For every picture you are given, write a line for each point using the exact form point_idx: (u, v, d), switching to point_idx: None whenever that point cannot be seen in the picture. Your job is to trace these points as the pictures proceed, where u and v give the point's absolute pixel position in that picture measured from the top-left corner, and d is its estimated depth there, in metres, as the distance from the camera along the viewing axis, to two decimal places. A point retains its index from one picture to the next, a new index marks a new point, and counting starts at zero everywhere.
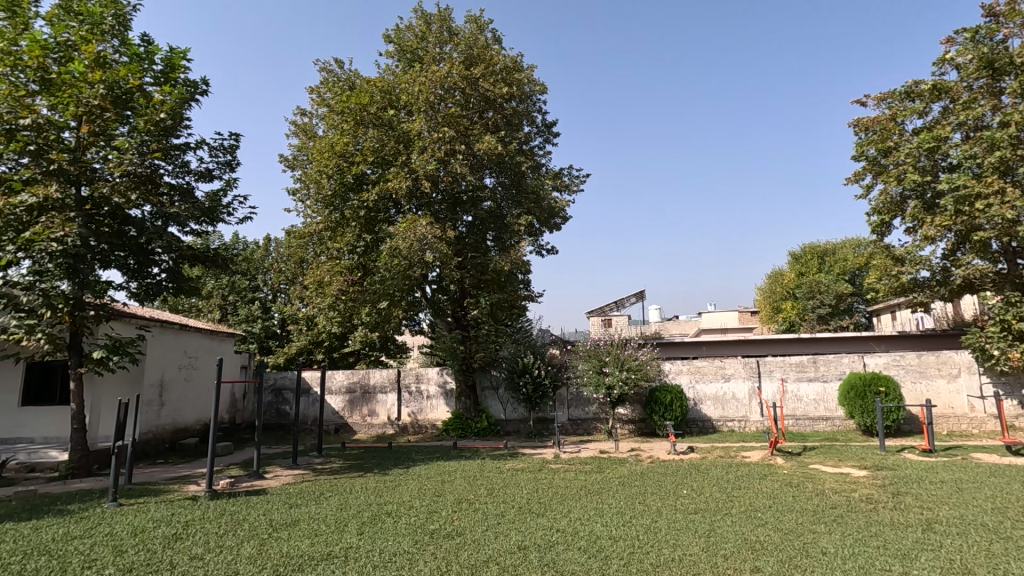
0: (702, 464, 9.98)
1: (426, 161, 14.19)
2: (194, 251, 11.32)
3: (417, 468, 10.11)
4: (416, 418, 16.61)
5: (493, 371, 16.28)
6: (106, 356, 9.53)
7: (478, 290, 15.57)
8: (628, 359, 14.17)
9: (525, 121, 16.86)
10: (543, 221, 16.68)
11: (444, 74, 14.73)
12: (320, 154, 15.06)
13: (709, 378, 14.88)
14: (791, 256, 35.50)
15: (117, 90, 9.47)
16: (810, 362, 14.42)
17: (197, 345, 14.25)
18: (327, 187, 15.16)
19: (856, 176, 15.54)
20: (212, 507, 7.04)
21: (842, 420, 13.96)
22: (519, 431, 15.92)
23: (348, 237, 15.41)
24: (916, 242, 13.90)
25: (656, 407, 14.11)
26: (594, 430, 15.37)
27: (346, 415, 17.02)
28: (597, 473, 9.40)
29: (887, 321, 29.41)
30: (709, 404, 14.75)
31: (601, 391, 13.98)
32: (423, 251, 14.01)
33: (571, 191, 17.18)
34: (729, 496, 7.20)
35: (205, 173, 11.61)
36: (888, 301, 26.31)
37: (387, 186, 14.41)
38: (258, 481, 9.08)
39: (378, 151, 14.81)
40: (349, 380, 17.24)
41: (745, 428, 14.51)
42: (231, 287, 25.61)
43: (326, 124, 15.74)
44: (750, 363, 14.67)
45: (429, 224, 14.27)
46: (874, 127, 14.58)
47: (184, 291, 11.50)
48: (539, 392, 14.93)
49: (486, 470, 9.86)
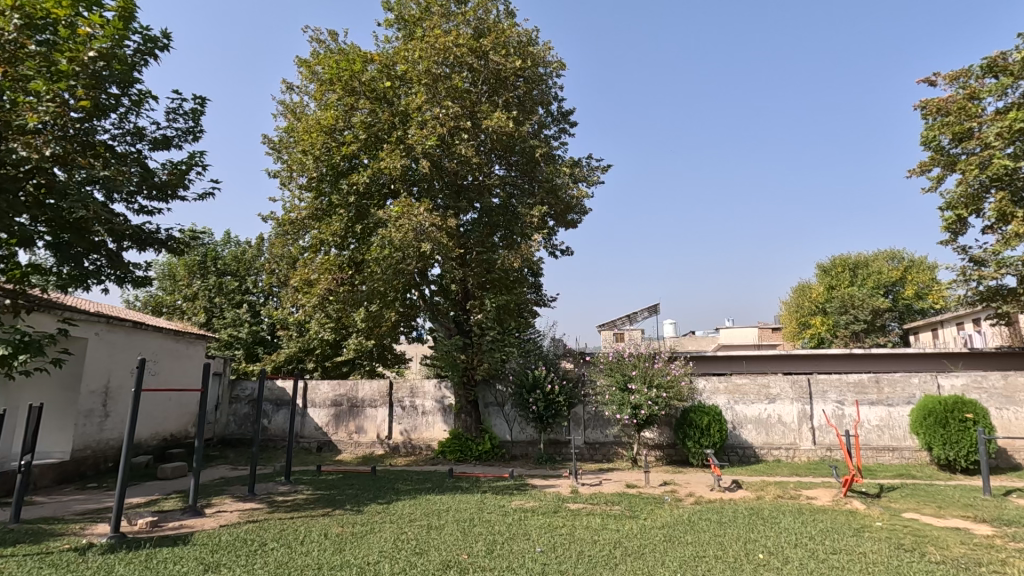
0: (764, 508, 7.79)
1: (425, 137, 12.19)
2: (144, 231, 9.46)
3: (399, 505, 7.99)
4: (409, 438, 14.52)
5: (498, 385, 14.18)
6: (8, 354, 7.45)
7: (483, 291, 13.58)
8: (657, 374, 12.09)
9: (541, 104, 14.97)
10: (558, 216, 14.71)
11: (449, 44, 12.87)
12: (307, 133, 13.18)
13: (750, 399, 12.68)
14: (819, 268, 33.01)
15: (34, 20, 7.71)
16: (871, 382, 12.23)
17: (156, 347, 12.36)
18: (314, 170, 13.23)
19: (920, 168, 13.51)
20: (96, 567, 4.98)
21: (913, 452, 11.72)
22: (527, 455, 13.78)
23: (335, 226, 13.41)
24: (1004, 241, 11.72)
25: (689, 432, 11.88)
26: (615, 457, 13.22)
27: (330, 432, 14.98)
28: (632, 518, 7.25)
29: (950, 335, 26.03)
30: (750, 429, 12.56)
31: (626, 413, 11.91)
32: (420, 242, 11.96)
33: (591, 182, 15.18)
34: (830, 569, 5.03)
35: (164, 140, 9.83)
36: (951, 314, 23.37)
37: (380, 167, 12.42)
38: (190, 521, 7.01)
39: (373, 131, 12.96)
40: (334, 392, 15.20)
41: (795, 458, 12.27)
42: (219, 288, 24.08)
43: (313, 99, 13.88)
44: (801, 382, 12.50)
45: (429, 211, 12.29)
46: (947, 109, 12.57)
47: (128, 277, 9.49)
48: (551, 411, 12.86)
49: (486, 510, 7.70)
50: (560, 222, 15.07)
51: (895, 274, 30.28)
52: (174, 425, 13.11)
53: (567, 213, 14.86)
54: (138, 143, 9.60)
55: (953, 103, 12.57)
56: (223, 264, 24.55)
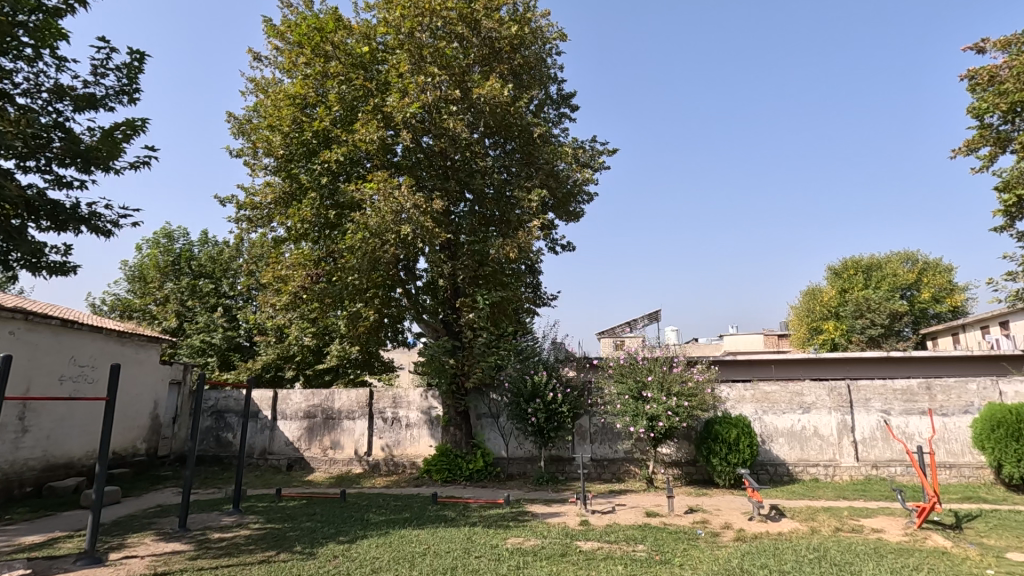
0: (831, 549, 6.11)
1: (406, 105, 10.55)
2: (62, 206, 7.83)
3: (365, 546, 6.28)
4: (392, 454, 12.79)
5: (492, 394, 12.49)
6: None
7: (475, 287, 11.94)
8: (676, 380, 10.44)
9: (540, 80, 13.44)
10: (560, 204, 13.15)
11: (436, 5, 11.32)
12: (274, 106, 11.60)
13: (781, 408, 11.03)
14: (830, 271, 31.42)
15: None
16: (922, 389, 10.66)
17: (94, 350, 10.75)
18: (280, 148, 11.57)
19: (966, 147, 12.00)
20: None
21: (975, 470, 10.09)
22: (525, 474, 12.08)
23: (302, 209, 11.63)
24: None
25: (715, 447, 10.18)
26: (625, 476, 11.54)
27: (302, 447, 13.24)
28: (664, 565, 5.54)
29: (976, 338, 24.42)
30: (782, 443, 10.91)
31: (640, 425, 10.27)
32: (400, 227, 10.32)
33: (595, 166, 13.59)
34: None
35: (90, 99, 8.22)
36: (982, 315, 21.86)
37: (355, 142, 10.82)
38: (80, 574, 5.27)
39: (348, 102, 11.31)
40: (307, 402, 13.47)
41: (835, 476, 10.62)
42: (193, 291, 22.40)
43: (282, 70, 12.32)
44: (840, 390, 10.86)
45: (411, 190, 10.64)
46: (1003, 76, 11.07)
47: (42, 262, 7.83)
48: (553, 423, 11.23)
49: (474, 553, 5.98)
50: (561, 211, 13.46)
51: (911, 277, 28.88)
52: (118, 441, 11.42)
53: (569, 202, 13.30)
54: (59, 103, 8.05)
55: (1006, 70, 11.09)
56: (198, 266, 22.91)
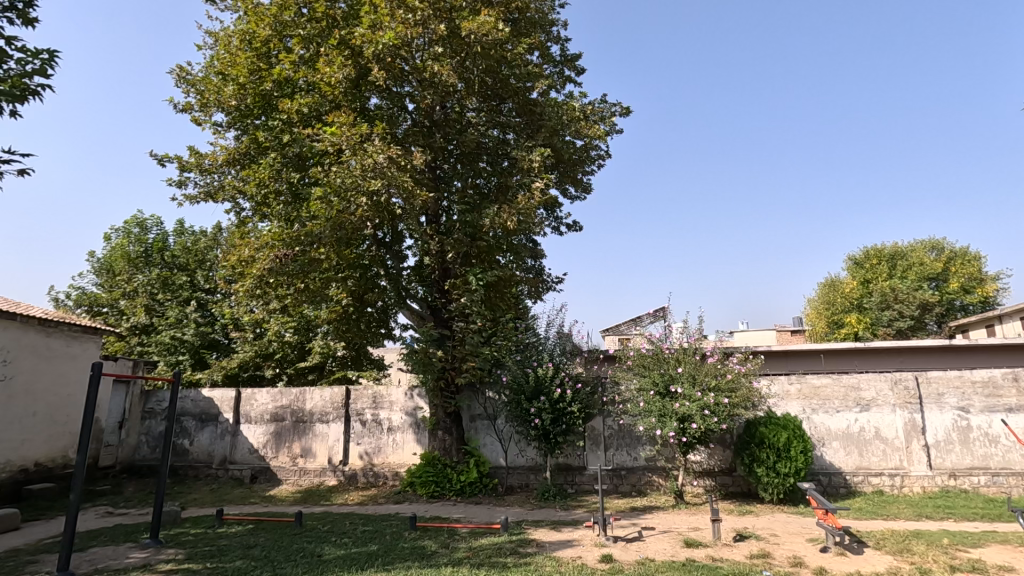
0: None
1: (379, 38, 8.73)
2: None
3: None
4: (372, 463, 10.94)
5: (488, 393, 10.58)
6: None
7: (468, 268, 10.11)
8: (710, 372, 8.60)
9: (544, 29, 11.65)
10: (568, 171, 11.35)
11: None
12: (232, 53, 9.87)
13: (835, 406, 9.16)
14: (851, 262, 29.69)
15: None
16: (1007, 382, 8.81)
17: (5, 341, 8.93)
18: (232, 98, 9.72)
19: None
20: None
21: None
22: (528, 486, 10.25)
23: (258, 172, 9.68)
24: None
25: (760, 455, 8.31)
26: (646, 488, 9.72)
27: (269, 456, 11.40)
28: None
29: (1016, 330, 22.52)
30: (838, 449, 9.05)
31: (670, 428, 8.40)
32: (375, 189, 8.47)
33: (607, 125, 11.70)
34: None
35: None
36: None
37: (320, 87, 8.99)
38: None
39: (311, 43, 9.52)
40: (275, 403, 11.62)
41: (903, 488, 8.76)
42: (164, 283, 20.56)
43: (240, 12, 10.55)
44: (908, 383, 8.98)
45: (385, 143, 8.80)
46: None
47: None
48: (560, 426, 9.42)
49: None
50: (567, 179, 11.49)
51: (939, 266, 26.96)
52: (42, 450, 9.58)
53: (577, 168, 11.42)
54: None
55: None
56: (171, 256, 21.10)
